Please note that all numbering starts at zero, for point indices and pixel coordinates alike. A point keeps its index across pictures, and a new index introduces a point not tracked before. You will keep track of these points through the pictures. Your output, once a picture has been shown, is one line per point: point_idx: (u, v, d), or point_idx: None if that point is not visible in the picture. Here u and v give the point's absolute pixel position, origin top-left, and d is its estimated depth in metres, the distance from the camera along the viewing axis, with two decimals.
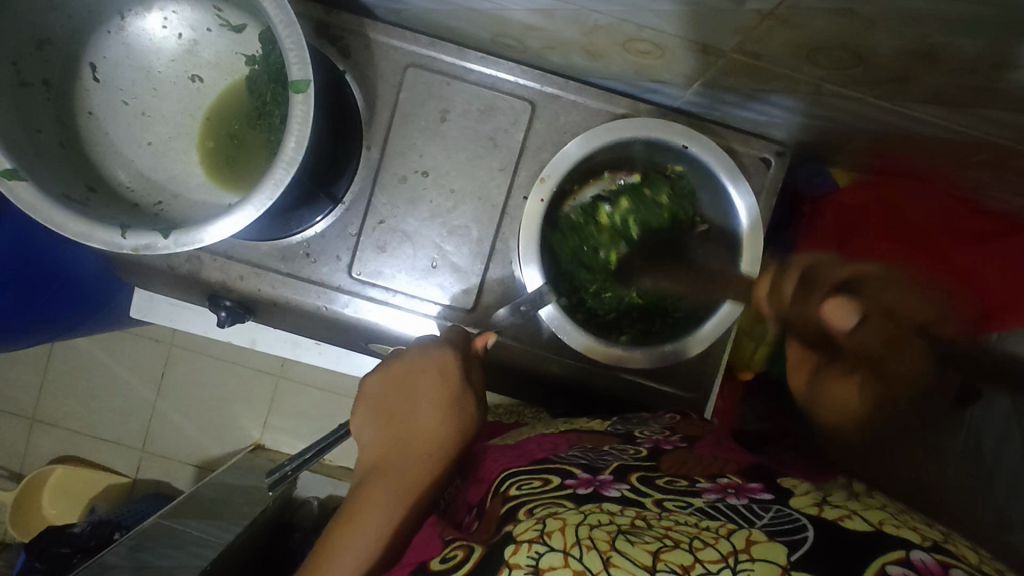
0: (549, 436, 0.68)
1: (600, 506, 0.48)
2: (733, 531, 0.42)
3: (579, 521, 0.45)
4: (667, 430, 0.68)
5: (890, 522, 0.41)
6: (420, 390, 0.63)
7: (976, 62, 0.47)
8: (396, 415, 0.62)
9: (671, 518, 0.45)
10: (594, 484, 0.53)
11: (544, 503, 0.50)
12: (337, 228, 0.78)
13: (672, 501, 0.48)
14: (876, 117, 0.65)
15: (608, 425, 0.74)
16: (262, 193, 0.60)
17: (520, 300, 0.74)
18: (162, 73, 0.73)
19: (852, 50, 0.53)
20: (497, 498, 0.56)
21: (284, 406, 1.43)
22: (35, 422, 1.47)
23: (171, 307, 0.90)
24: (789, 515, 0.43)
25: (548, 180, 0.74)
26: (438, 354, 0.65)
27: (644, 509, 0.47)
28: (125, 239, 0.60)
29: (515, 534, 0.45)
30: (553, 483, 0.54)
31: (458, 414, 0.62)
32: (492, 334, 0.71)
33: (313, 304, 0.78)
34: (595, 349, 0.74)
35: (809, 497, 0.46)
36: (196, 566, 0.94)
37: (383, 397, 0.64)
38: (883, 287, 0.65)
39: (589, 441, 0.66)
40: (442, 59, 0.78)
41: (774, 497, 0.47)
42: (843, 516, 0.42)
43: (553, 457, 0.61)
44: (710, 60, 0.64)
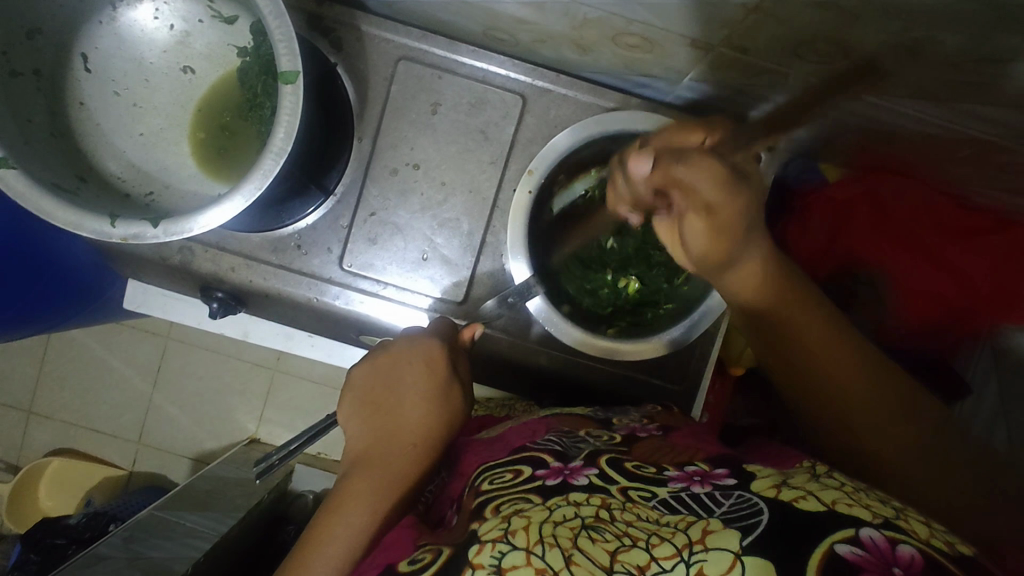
0: (530, 422, 0.69)
1: (566, 498, 0.49)
2: (691, 523, 0.43)
3: (544, 518, 0.46)
4: (645, 418, 0.69)
5: (842, 500, 0.42)
6: (406, 381, 0.63)
7: (958, 56, 0.48)
8: (381, 406, 0.62)
9: (634, 512, 0.46)
10: (563, 474, 0.53)
11: (512, 497, 0.51)
12: (328, 221, 0.78)
13: (637, 490, 0.49)
14: (863, 112, 0.66)
15: (591, 410, 0.75)
16: (251, 182, 0.60)
17: (509, 292, 0.75)
18: (154, 64, 0.74)
19: (837, 45, 0.53)
20: (471, 492, 0.57)
21: (279, 400, 1.44)
22: (31, 414, 1.48)
23: (164, 299, 0.90)
24: (749, 501, 0.43)
25: (535, 172, 0.75)
26: (425, 347, 0.65)
27: (609, 498, 0.48)
28: (114, 229, 0.60)
29: (480, 534, 0.46)
30: (524, 474, 0.55)
31: (444, 406, 0.63)
32: (480, 324, 0.71)
33: (304, 296, 0.78)
34: (584, 342, 0.74)
35: (768, 480, 0.47)
36: (189, 557, 0.95)
37: (369, 387, 0.64)
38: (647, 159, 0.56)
39: (568, 425, 0.67)
40: (434, 52, 0.78)
41: (736, 481, 0.48)
42: (798, 496, 0.42)
43: (529, 445, 0.61)
44: (698, 55, 0.64)
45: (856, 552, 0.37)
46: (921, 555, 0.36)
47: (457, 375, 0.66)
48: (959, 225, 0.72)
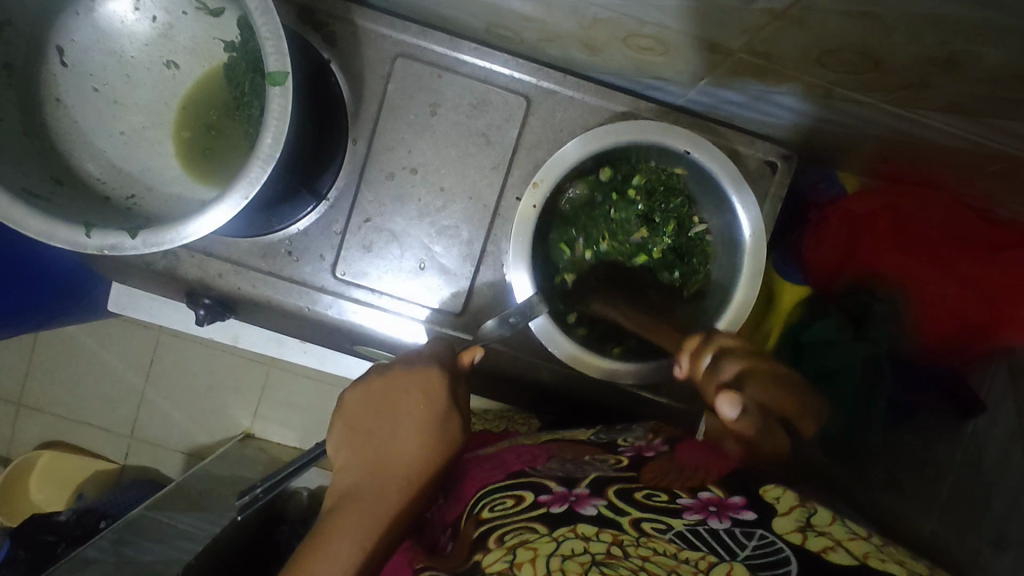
0: (531, 446, 0.67)
1: (574, 531, 0.48)
2: (713, 563, 0.42)
3: (552, 550, 0.45)
4: (651, 434, 0.67)
5: (872, 555, 0.43)
6: (404, 409, 0.60)
7: (1004, 71, 0.44)
8: (374, 432, 0.60)
9: (649, 547, 0.45)
10: (569, 501, 0.52)
11: (518, 527, 0.50)
12: (320, 226, 0.74)
13: (650, 523, 0.47)
14: (890, 123, 0.62)
15: (591, 433, 0.72)
16: (238, 190, 0.57)
17: (509, 312, 0.69)
18: (135, 59, 0.69)
19: (869, 55, 0.49)
20: (471, 520, 0.56)
21: (274, 396, 1.41)
22: (21, 407, 1.45)
23: (152, 301, 0.87)
24: (773, 545, 0.43)
25: (541, 185, 0.70)
26: (423, 371, 0.62)
27: (622, 532, 0.47)
28: (91, 239, 0.57)
29: (484, 566, 0.47)
30: (527, 500, 0.54)
31: (442, 439, 0.60)
32: (480, 348, 0.66)
33: (296, 304, 0.75)
34: (582, 360, 0.71)
35: (792, 519, 0.45)
36: (180, 561, 0.92)
37: (364, 410, 0.61)
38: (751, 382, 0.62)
39: (570, 451, 0.65)
40: (434, 50, 0.74)
41: (756, 518, 0.46)
42: (826, 547, 0.42)
43: (530, 471, 0.60)
44: (716, 60, 0.60)
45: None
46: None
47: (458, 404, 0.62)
48: (982, 239, 0.72)
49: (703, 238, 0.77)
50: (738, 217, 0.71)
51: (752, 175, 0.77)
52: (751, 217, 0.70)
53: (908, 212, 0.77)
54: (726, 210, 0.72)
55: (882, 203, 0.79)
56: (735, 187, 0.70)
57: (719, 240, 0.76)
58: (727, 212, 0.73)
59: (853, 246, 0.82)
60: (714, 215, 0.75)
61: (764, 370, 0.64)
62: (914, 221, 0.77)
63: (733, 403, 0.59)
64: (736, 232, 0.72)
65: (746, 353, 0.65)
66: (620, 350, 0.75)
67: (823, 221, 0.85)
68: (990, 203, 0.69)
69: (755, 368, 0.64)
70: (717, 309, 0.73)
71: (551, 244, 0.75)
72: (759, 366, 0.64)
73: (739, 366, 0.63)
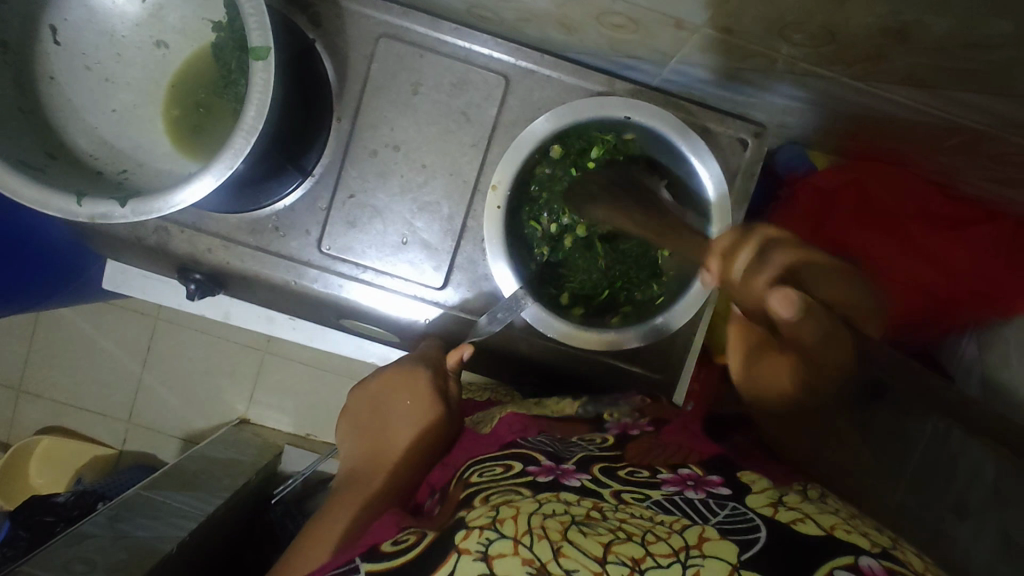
0: (517, 415, 0.67)
1: (556, 496, 0.49)
2: (686, 526, 0.44)
3: (533, 510, 0.45)
4: (637, 413, 0.70)
5: (841, 527, 0.45)
6: (396, 402, 0.67)
7: (944, 39, 0.46)
8: (371, 430, 0.66)
9: (627, 511, 0.47)
10: (555, 473, 0.53)
11: (503, 489, 0.51)
12: (306, 202, 0.77)
13: (631, 493, 0.50)
14: (855, 99, 0.64)
15: (579, 405, 0.75)
16: (222, 161, 0.59)
17: (497, 308, 0.74)
18: (125, 38, 0.71)
19: (826, 27, 0.51)
20: (459, 483, 0.55)
21: (268, 380, 1.44)
22: (21, 391, 1.48)
23: (145, 280, 0.89)
24: (744, 514, 0.45)
25: (500, 187, 0.73)
26: (411, 371, 0.68)
27: (601, 500, 0.48)
28: (81, 207, 0.59)
29: (467, 520, 0.45)
30: (514, 469, 0.55)
31: (432, 428, 0.64)
32: (468, 345, 0.70)
33: (282, 279, 0.77)
34: (572, 335, 0.74)
35: (765, 496, 0.49)
36: (174, 535, 0.94)
37: (364, 413, 0.68)
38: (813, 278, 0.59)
39: (559, 430, 0.66)
40: (415, 30, 0.76)
41: (731, 493, 0.49)
42: (797, 519, 0.45)
43: (519, 441, 0.60)
44: (685, 37, 0.62)
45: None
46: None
47: (447, 398, 0.67)
48: (949, 215, 0.76)
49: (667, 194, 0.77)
50: (695, 171, 0.74)
51: (724, 153, 0.79)
52: (704, 163, 0.74)
53: (874, 189, 0.80)
54: (683, 163, 0.75)
55: (854, 179, 0.83)
56: (682, 135, 0.73)
57: (682, 191, 0.77)
58: (683, 163, 0.75)
59: (821, 218, 0.83)
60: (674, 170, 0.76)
61: (817, 264, 0.61)
62: (881, 195, 0.80)
63: (788, 302, 0.54)
64: (697, 183, 0.75)
65: (790, 246, 0.61)
66: (619, 318, 0.78)
67: (793, 195, 0.87)
68: (954, 179, 0.73)
69: (808, 261, 0.60)
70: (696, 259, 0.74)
71: (522, 221, 0.77)
72: (809, 258, 0.61)
73: (788, 259, 0.59)
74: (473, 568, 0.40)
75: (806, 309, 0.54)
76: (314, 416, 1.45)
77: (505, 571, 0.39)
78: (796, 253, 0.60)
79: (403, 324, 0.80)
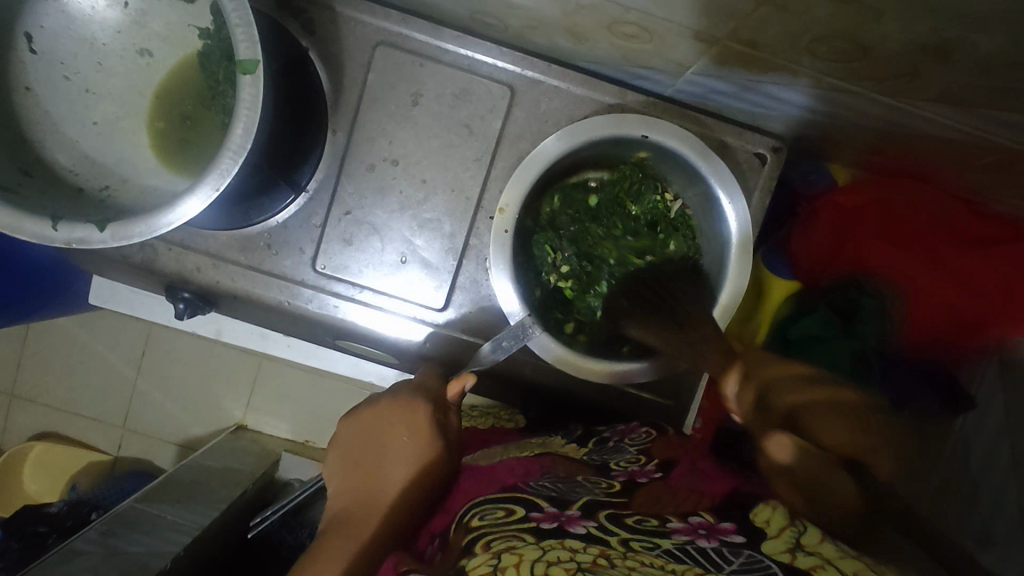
0: (522, 458, 0.65)
1: (561, 543, 0.45)
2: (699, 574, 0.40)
3: (537, 557, 0.43)
4: (643, 456, 0.65)
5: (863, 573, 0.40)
6: (390, 437, 0.61)
7: (994, 60, 0.42)
8: (362, 465, 0.61)
9: (635, 559, 0.43)
10: (560, 519, 0.50)
11: (505, 535, 0.48)
12: (300, 219, 0.73)
13: (639, 541, 0.46)
14: (884, 115, 0.60)
15: (583, 451, 0.70)
16: (209, 182, 0.55)
17: (502, 336, 0.69)
18: (107, 46, 0.67)
19: (858, 43, 0.47)
20: (461, 528, 0.53)
21: (265, 388, 1.41)
22: (13, 398, 1.44)
23: (134, 294, 0.86)
24: (760, 562, 0.41)
25: (508, 210, 0.69)
26: (408, 402, 0.63)
27: (609, 548, 0.44)
28: (57, 232, 0.56)
29: (468, 570, 0.44)
30: (517, 515, 0.51)
31: (429, 464, 0.60)
32: (471, 376, 0.64)
33: (275, 299, 0.73)
34: (565, 360, 0.70)
35: (783, 540, 0.44)
36: (169, 553, 0.90)
37: (355, 441, 0.62)
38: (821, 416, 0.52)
39: (563, 470, 0.63)
40: (415, 38, 0.72)
41: (746, 540, 0.45)
42: (816, 566, 0.40)
43: (521, 486, 0.57)
44: (704, 49, 0.58)
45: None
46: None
47: (448, 432, 0.63)
48: (976, 233, 0.73)
49: (685, 214, 0.76)
50: (713, 191, 0.70)
51: (741, 168, 0.75)
52: (726, 187, 0.70)
53: (900, 207, 0.77)
54: (701, 183, 0.71)
55: (874, 196, 0.79)
56: (703, 157, 0.69)
57: (700, 212, 0.75)
58: (700, 183, 0.71)
59: (841, 240, 0.82)
60: (694, 189, 0.73)
61: (828, 400, 0.53)
62: (905, 212, 0.76)
63: (785, 446, 0.49)
64: (716, 204, 0.71)
65: (806, 383, 0.54)
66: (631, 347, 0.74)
67: (813, 214, 0.83)
68: (983, 197, 0.70)
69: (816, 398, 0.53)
70: (713, 288, 0.72)
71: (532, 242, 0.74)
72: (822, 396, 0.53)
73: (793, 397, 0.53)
74: None
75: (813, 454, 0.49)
76: (313, 425, 1.41)
77: None
78: (807, 389, 0.54)
79: (403, 347, 0.76)
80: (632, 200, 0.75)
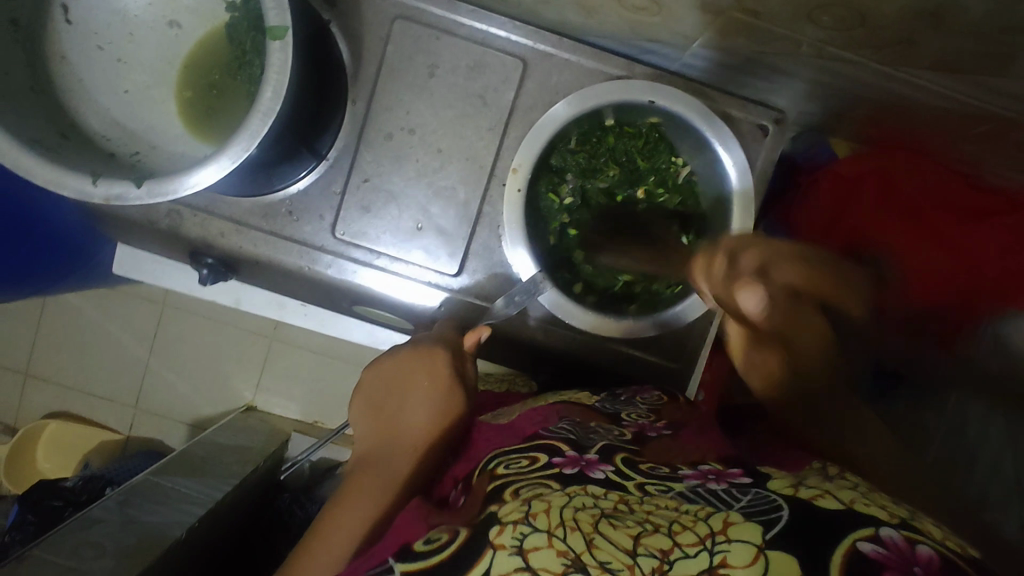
0: (538, 408, 0.68)
1: (585, 488, 0.48)
2: (711, 513, 0.43)
3: (564, 503, 0.45)
4: (653, 414, 0.68)
5: (860, 501, 0.44)
6: (413, 387, 0.64)
7: (985, 23, 0.45)
8: (385, 411, 0.64)
9: (653, 502, 0.46)
10: (580, 464, 0.53)
11: (530, 483, 0.50)
12: (320, 186, 0.76)
13: (654, 486, 0.49)
14: (882, 85, 0.63)
15: (596, 400, 0.74)
16: (238, 143, 0.58)
17: (515, 291, 0.74)
18: (138, 17, 0.71)
19: (859, 10, 0.50)
20: (485, 475, 0.54)
21: (275, 367, 1.44)
22: (29, 376, 1.48)
23: (157, 263, 0.89)
24: (767, 497, 0.44)
25: (520, 170, 0.72)
26: (428, 351, 0.66)
27: (627, 493, 0.48)
28: (96, 188, 0.59)
29: (499, 516, 0.44)
30: (540, 461, 0.54)
31: (448, 415, 0.63)
32: (485, 329, 0.70)
33: (296, 264, 0.76)
34: (600, 326, 0.74)
35: (785, 480, 0.48)
36: (186, 521, 0.93)
37: (380, 389, 0.66)
38: (781, 259, 0.51)
39: (578, 415, 0.66)
40: (432, 11, 0.74)
41: (752, 480, 0.48)
42: (817, 495, 0.44)
43: (541, 432, 0.60)
44: (711, 19, 0.60)
45: (878, 550, 0.38)
46: (938, 555, 0.38)
47: (465, 382, 0.67)
48: (971, 205, 0.75)
49: (692, 182, 0.78)
50: (719, 158, 0.73)
51: (745, 139, 0.77)
52: (728, 151, 0.73)
53: (898, 179, 0.80)
54: (706, 149, 0.74)
55: (874, 167, 0.82)
56: (706, 122, 0.72)
57: (706, 179, 0.77)
58: (706, 150, 0.74)
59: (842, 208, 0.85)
60: (697, 155, 0.76)
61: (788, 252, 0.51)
62: (902, 184, 0.79)
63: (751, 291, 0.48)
64: (720, 171, 0.74)
65: (779, 248, 0.52)
66: (637, 308, 0.77)
67: (816, 183, 0.88)
68: (978, 168, 0.74)
69: (776, 246, 0.52)
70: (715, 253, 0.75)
71: (544, 203, 0.77)
72: (779, 246, 0.52)
73: (755, 252, 0.51)
74: (509, 564, 0.39)
75: (782, 290, 0.49)
76: (322, 403, 1.44)
77: (542, 563, 0.39)
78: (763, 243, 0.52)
79: (417, 311, 0.79)
80: (646, 158, 0.77)
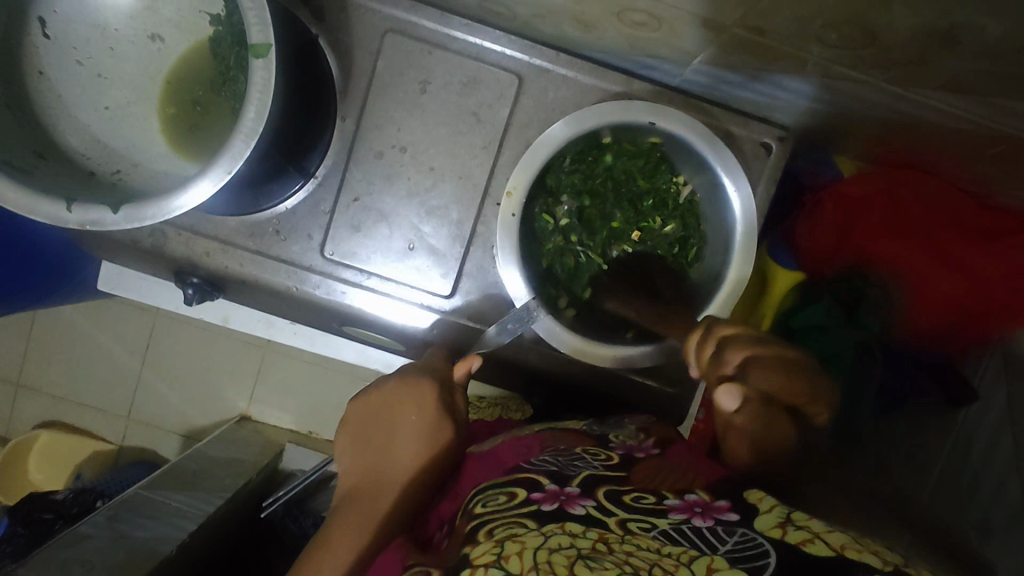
0: (523, 438, 0.66)
1: (562, 527, 0.46)
2: (694, 558, 0.41)
3: (539, 544, 0.44)
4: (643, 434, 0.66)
5: (853, 545, 0.40)
6: (401, 420, 0.61)
7: (1003, 45, 0.43)
8: (371, 445, 0.61)
9: (634, 542, 0.44)
10: (560, 498, 0.50)
11: (506, 521, 0.49)
12: (309, 205, 0.73)
13: (637, 522, 0.46)
14: (890, 103, 0.60)
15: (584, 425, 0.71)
16: (220, 164, 0.56)
17: (507, 318, 0.71)
18: (119, 31, 0.68)
19: (868, 29, 0.48)
20: (465, 515, 0.54)
21: (270, 379, 1.41)
22: (18, 387, 1.45)
23: (142, 281, 0.86)
24: (753, 541, 0.41)
25: (515, 193, 0.69)
26: (417, 385, 0.63)
27: (608, 531, 0.45)
28: (72, 213, 0.56)
29: (472, 559, 0.45)
30: (518, 497, 0.52)
31: (437, 450, 0.61)
32: (477, 357, 0.67)
33: (284, 284, 0.74)
34: (583, 351, 0.71)
35: (773, 514, 0.44)
36: (176, 538, 0.90)
37: (365, 422, 0.63)
38: (764, 370, 0.52)
39: (563, 443, 0.65)
40: (424, 25, 0.72)
41: (738, 516, 0.44)
42: (805, 540, 0.40)
43: (522, 465, 0.59)
44: (712, 36, 0.58)
45: None
46: None
47: (454, 415, 0.64)
48: (981, 225, 0.73)
49: (692, 202, 0.76)
50: (720, 181, 0.71)
51: (747, 157, 0.75)
52: (731, 174, 0.70)
53: (907, 198, 0.76)
54: (707, 170, 0.72)
55: (882, 185, 0.78)
56: (711, 147, 0.70)
57: (706, 199, 0.75)
58: (706, 172, 0.72)
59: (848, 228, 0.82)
60: (698, 175, 0.74)
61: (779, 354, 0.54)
62: (911, 203, 0.76)
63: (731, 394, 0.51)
64: (722, 194, 0.71)
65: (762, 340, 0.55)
66: (635, 334, 0.74)
67: (818, 204, 0.83)
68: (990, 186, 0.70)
69: (764, 352, 0.54)
70: (716, 280, 0.72)
71: (540, 224, 0.74)
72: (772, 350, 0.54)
73: (746, 353, 0.54)
74: None
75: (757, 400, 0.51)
76: (317, 414, 1.42)
77: None
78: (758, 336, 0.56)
79: (409, 333, 0.77)
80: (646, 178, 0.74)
